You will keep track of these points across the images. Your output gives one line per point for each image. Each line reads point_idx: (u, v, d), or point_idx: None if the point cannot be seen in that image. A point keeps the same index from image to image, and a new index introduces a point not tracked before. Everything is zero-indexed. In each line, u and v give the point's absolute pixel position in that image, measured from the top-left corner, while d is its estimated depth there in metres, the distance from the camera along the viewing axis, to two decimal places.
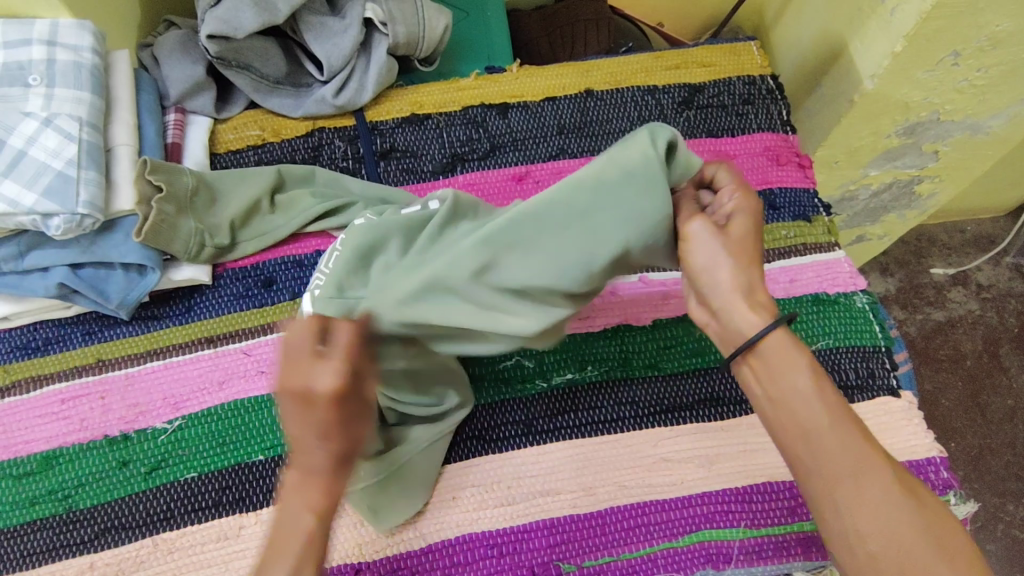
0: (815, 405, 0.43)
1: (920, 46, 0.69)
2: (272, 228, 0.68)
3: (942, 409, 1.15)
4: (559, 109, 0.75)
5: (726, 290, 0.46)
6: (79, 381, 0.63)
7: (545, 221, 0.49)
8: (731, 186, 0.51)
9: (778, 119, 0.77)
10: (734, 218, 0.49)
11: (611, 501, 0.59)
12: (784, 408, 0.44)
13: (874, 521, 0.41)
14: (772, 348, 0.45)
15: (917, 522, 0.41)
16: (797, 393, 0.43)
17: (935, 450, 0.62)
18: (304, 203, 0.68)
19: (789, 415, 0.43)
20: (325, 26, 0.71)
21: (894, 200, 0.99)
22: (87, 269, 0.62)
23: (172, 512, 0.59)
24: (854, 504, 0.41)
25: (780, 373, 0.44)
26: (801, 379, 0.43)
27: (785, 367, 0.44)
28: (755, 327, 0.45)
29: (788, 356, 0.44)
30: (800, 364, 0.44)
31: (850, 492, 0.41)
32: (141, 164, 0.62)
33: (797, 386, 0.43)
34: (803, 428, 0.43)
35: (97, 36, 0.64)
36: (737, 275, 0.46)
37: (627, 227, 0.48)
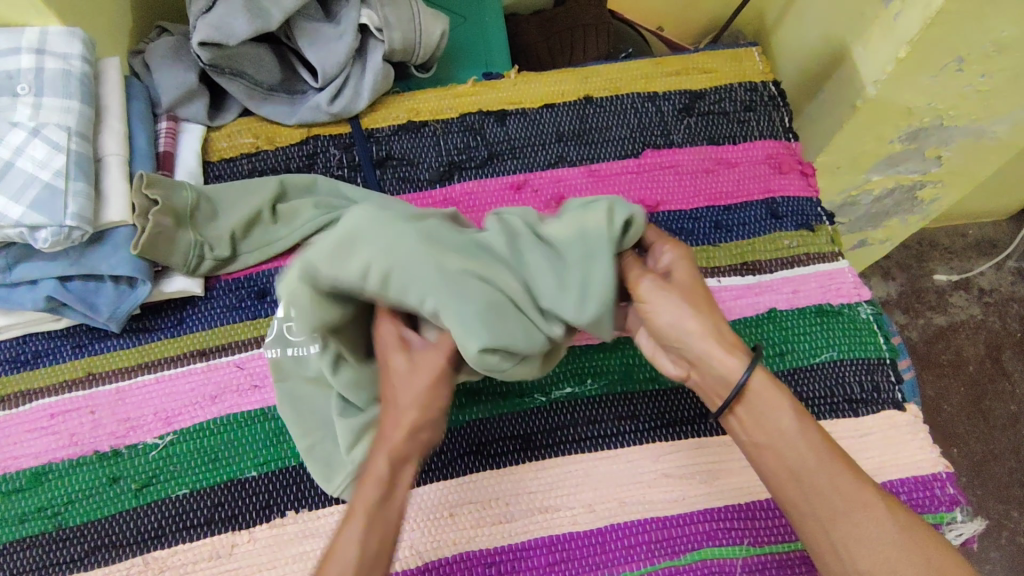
0: (802, 442, 0.46)
1: (925, 51, 0.68)
2: (274, 240, 0.66)
3: (944, 416, 1.14)
4: (558, 116, 0.74)
5: (698, 336, 0.49)
6: (69, 395, 0.62)
7: (536, 258, 0.49)
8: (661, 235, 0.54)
9: (780, 125, 0.76)
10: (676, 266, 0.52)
11: (611, 518, 0.58)
12: (772, 447, 0.47)
13: (870, 556, 0.44)
14: (753, 393, 0.48)
15: (906, 547, 0.43)
16: (783, 431, 0.47)
17: (940, 465, 0.61)
18: (306, 215, 0.66)
19: (778, 456, 0.47)
20: (320, 32, 0.70)
21: (897, 205, 0.98)
22: (77, 282, 0.61)
23: (164, 530, 0.58)
24: (844, 539, 0.44)
25: (766, 415, 0.47)
26: (787, 420, 0.47)
27: (771, 407, 0.47)
28: (735, 372, 0.48)
29: (774, 395, 0.48)
30: (783, 402, 0.47)
31: (843, 529, 0.44)
32: (138, 177, 0.62)
33: (781, 426, 0.47)
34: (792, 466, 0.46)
35: (87, 43, 0.62)
36: (703, 321, 0.49)
37: (603, 294, 0.47)
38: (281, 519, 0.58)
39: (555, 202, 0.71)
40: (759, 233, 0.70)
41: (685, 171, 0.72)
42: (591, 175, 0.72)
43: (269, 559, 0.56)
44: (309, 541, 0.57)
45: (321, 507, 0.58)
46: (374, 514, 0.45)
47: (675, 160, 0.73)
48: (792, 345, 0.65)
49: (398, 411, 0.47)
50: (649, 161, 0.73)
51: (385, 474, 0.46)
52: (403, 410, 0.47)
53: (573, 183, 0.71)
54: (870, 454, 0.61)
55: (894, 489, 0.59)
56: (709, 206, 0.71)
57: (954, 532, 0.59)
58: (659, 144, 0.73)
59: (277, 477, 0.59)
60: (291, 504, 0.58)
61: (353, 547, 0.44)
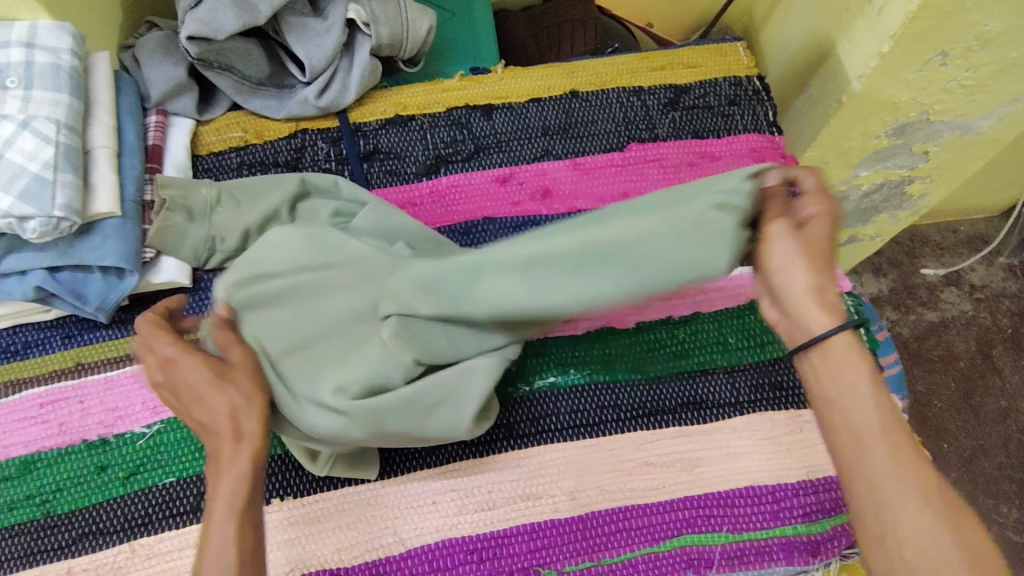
0: (869, 406, 0.44)
1: (908, 46, 0.69)
2: None
3: (934, 410, 1.15)
4: (544, 110, 0.75)
5: (796, 292, 0.49)
6: (57, 385, 0.63)
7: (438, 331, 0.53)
8: (809, 187, 0.51)
9: (764, 120, 0.76)
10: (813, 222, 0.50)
11: (592, 506, 0.59)
12: (852, 405, 0.45)
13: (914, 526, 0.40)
14: (839, 346, 0.46)
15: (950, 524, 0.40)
16: (844, 384, 0.46)
17: None
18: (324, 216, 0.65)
19: (840, 411, 0.45)
20: (307, 27, 0.71)
21: (885, 200, 0.98)
22: (65, 272, 0.62)
23: (150, 517, 0.58)
24: (889, 501, 0.41)
25: (834, 370, 0.46)
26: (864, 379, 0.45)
27: (845, 363, 0.46)
28: (823, 325, 0.47)
29: (854, 356, 0.46)
30: (859, 365, 0.46)
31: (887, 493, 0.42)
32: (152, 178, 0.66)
33: (853, 384, 0.45)
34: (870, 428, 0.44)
35: (76, 37, 0.63)
36: (811, 278, 0.49)
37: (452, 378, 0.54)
38: None
39: (540, 194, 0.71)
40: None
41: (668, 164, 0.73)
42: (576, 168, 0.73)
43: None
44: (292, 529, 0.57)
45: (308, 494, 0.58)
46: (236, 514, 0.45)
47: (659, 154, 0.74)
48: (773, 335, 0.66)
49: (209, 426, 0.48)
50: (634, 155, 0.73)
51: (235, 487, 0.46)
52: (216, 414, 0.48)
53: (558, 176, 0.72)
54: None
55: None
56: None
57: None
58: (644, 138, 0.74)
59: None
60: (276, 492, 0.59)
61: (227, 547, 0.44)
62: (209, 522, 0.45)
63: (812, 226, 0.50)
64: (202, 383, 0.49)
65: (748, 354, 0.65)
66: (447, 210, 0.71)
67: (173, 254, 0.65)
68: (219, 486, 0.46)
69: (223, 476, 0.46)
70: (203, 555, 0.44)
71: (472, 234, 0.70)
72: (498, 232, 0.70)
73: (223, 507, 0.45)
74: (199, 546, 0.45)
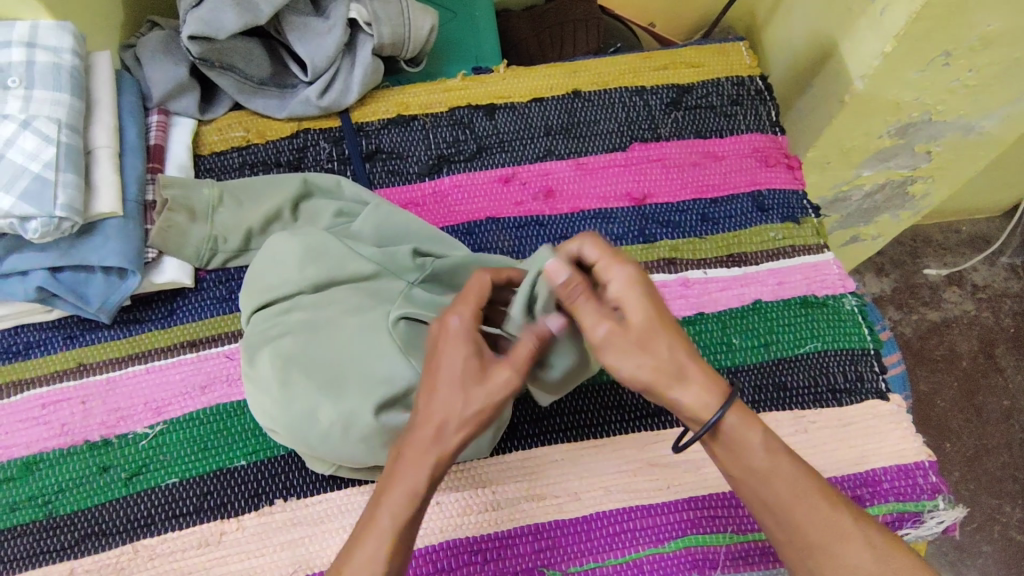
0: (779, 472, 0.46)
1: (911, 46, 0.69)
2: None
3: (937, 411, 1.15)
4: (546, 110, 0.75)
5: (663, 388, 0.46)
6: (59, 386, 0.63)
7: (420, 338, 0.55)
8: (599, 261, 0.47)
9: (767, 119, 0.76)
10: (623, 303, 0.46)
11: (597, 507, 0.58)
12: (769, 477, 0.46)
13: None
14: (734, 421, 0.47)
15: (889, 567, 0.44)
16: (755, 460, 0.46)
17: (923, 454, 0.61)
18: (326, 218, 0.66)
19: (758, 487, 0.46)
20: (309, 26, 0.71)
21: (887, 200, 0.98)
22: (67, 272, 0.61)
23: (153, 518, 0.58)
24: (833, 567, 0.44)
25: (740, 448, 0.46)
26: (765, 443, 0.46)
27: (742, 435, 0.46)
28: (710, 409, 0.46)
29: (746, 421, 0.47)
30: (754, 433, 0.46)
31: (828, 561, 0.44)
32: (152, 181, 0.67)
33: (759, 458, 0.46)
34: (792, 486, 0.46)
35: (78, 37, 0.63)
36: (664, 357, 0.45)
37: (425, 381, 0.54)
38: (269, 507, 0.58)
39: (543, 194, 0.71)
40: (745, 225, 0.71)
41: (672, 164, 0.73)
42: (579, 168, 0.72)
43: (258, 547, 0.57)
44: (296, 529, 0.57)
45: (309, 495, 0.59)
46: (401, 527, 0.43)
47: (662, 154, 0.73)
48: (777, 336, 0.65)
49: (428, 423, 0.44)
50: (637, 155, 0.73)
51: (421, 484, 0.43)
52: (455, 420, 0.44)
53: (561, 176, 0.72)
54: (853, 443, 0.61)
55: (877, 477, 0.60)
56: (695, 199, 0.72)
57: (934, 520, 0.59)
58: (646, 138, 0.74)
59: (266, 466, 0.60)
60: (280, 492, 0.59)
61: (374, 562, 0.42)
62: (365, 530, 0.43)
63: (625, 306, 0.46)
64: (457, 378, 0.45)
65: (751, 354, 0.64)
66: (450, 210, 0.70)
67: (175, 254, 0.65)
68: (396, 480, 0.44)
69: (397, 487, 0.43)
70: (348, 558, 0.43)
71: (475, 234, 0.69)
72: (501, 232, 0.70)
73: (385, 521, 0.43)
74: (353, 535, 0.44)
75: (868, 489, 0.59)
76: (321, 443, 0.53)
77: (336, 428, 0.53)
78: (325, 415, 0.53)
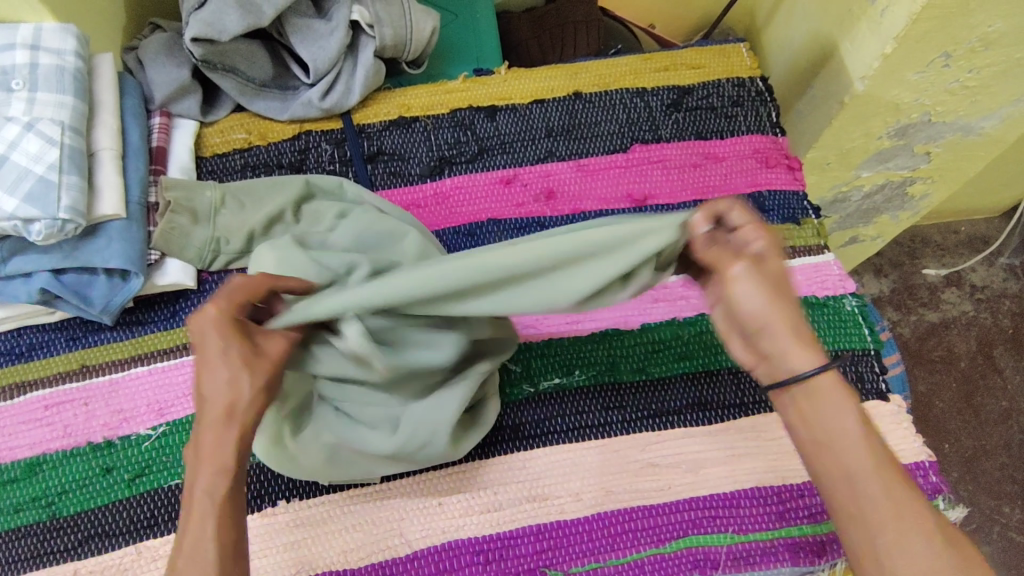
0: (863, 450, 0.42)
1: (911, 47, 0.69)
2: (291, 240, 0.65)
3: (936, 411, 1.15)
4: (548, 112, 0.75)
5: (771, 342, 0.45)
6: (62, 387, 0.63)
7: None
8: (741, 228, 0.45)
9: (768, 121, 0.76)
10: (743, 278, 0.44)
11: (598, 507, 0.59)
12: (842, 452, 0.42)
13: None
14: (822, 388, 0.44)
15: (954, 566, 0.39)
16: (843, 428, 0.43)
17: (923, 454, 0.61)
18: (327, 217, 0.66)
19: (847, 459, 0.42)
20: (311, 28, 0.71)
21: (887, 201, 0.98)
22: (70, 274, 0.61)
23: (156, 519, 0.58)
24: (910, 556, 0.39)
25: (821, 415, 0.43)
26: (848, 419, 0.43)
27: (831, 406, 0.43)
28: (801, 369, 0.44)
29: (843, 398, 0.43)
30: (849, 407, 0.43)
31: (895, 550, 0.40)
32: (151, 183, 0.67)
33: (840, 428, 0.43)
34: (857, 460, 0.42)
35: (81, 39, 0.63)
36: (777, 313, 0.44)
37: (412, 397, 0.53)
38: (272, 508, 0.58)
39: (544, 196, 0.71)
40: None
41: (672, 166, 0.73)
42: (580, 170, 0.73)
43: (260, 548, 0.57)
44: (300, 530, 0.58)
45: (313, 496, 0.59)
46: (221, 503, 0.42)
47: (663, 155, 0.74)
48: None
49: (205, 406, 0.43)
50: (638, 156, 0.73)
51: (228, 463, 0.42)
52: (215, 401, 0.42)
53: (562, 177, 0.72)
54: None
55: None
56: (696, 200, 0.72)
57: None
58: (647, 139, 0.74)
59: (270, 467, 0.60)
60: (283, 493, 0.59)
61: (208, 541, 0.41)
62: (190, 500, 0.42)
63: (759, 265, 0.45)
64: (210, 373, 0.43)
65: None
66: (451, 212, 0.71)
67: (178, 255, 0.65)
68: (212, 458, 0.42)
69: (198, 479, 0.42)
70: (180, 549, 0.41)
71: (476, 236, 0.70)
72: (503, 233, 0.70)
73: (193, 505, 0.42)
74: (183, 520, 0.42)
75: None
76: (292, 465, 0.53)
77: (312, 446, 0.52)
78: (294, 437, 0.52)
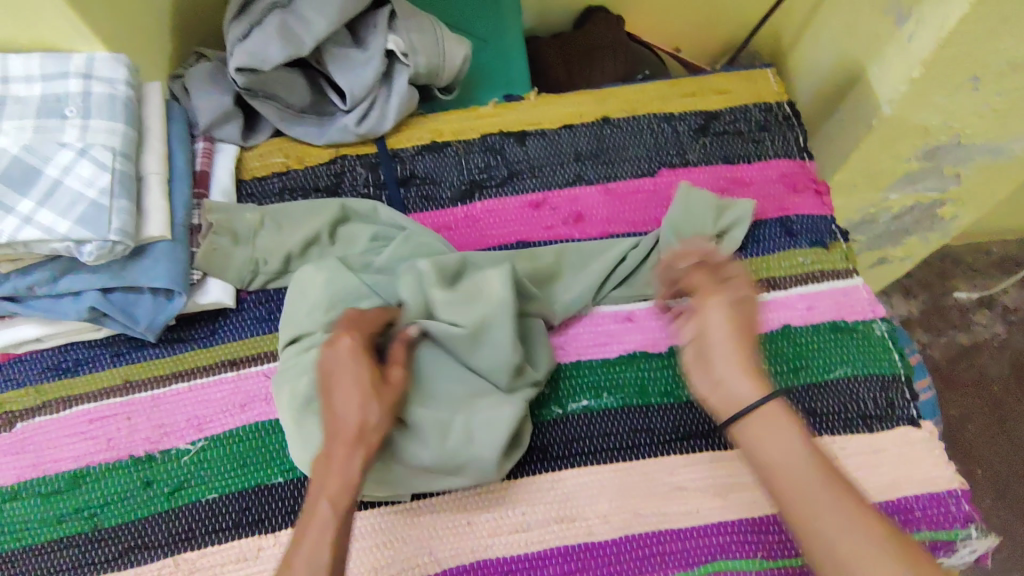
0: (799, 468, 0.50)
1: (939, 72, 0.69)
2: None
3: (967, 435, 1.13)
4: (576, 136, 0.76)
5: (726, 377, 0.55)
6: (106, 402, 0.65)
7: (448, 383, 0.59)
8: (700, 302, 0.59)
9: (795, 145, 0.77)
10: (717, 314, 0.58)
11: (626, 530, 0.59)
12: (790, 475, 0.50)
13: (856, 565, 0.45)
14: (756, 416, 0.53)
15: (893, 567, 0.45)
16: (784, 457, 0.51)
17: (955, 482, 0.61)
18: (362, 242, 0.69)
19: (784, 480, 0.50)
20: (349, 57, 0.73)
21: (916, 223, 0.98)
22: (118, 293, 0.64)
23: (194, 532, 0.60)
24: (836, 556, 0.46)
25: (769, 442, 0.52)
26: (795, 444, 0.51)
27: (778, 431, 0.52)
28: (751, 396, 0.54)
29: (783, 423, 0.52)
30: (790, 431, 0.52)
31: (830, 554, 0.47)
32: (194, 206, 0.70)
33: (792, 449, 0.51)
34: (784, 478, 0.50)
35: (131, 68, 0.66)
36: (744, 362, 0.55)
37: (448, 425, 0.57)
38: None
39: (573, 219, 0.73)
40: (774, 250, 0.71)
41: None
42: (608, 194, 0.74)
43: None
44: None
45: None
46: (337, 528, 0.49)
47: (690, 180, 0.75)
48: (807, 361, 0.66)
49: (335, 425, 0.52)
50: (665, 181, 0.75)
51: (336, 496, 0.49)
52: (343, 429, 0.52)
53: (590, 201, 0.73)
54: (883, 470, 0.61)
55: (909, 505, 0.60)
56: None
57: (967, 549, 0.59)
58: (675, 164, 0.75)
59: (304, 483, 0.61)
60: None
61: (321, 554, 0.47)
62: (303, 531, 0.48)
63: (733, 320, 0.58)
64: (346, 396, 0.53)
65: (782, 379, 0.65)
66: (481, 234, 0.72)
67: (219, 275, 0.67)
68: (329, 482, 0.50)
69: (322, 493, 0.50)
70: (291, 558, 0.47)
71: None
72: None
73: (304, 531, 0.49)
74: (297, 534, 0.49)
75: (900, 517, 0.59)
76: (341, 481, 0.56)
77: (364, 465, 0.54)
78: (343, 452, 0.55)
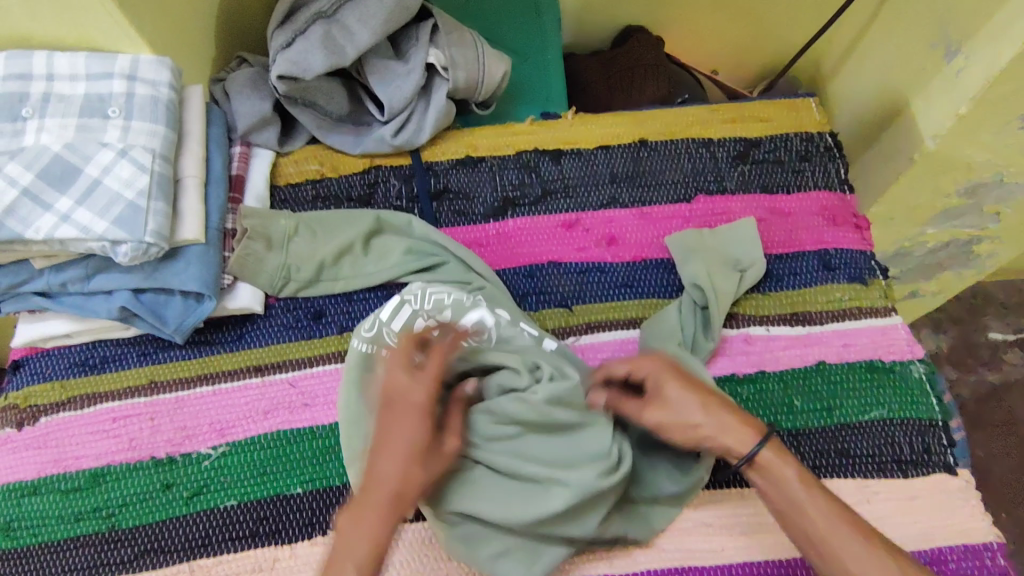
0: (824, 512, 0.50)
1: (988, 109, 0.67)
2: (363, 273, 0.69)
3: (995, 477, 1.10)
4: (612, 158, 0.76)
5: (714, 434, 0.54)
6: (130, 402, 0.65)
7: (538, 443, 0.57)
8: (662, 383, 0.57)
9: (836, 177, 0.76)
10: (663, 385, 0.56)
11: (647, 563, 0.58)
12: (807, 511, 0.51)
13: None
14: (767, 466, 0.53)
15: None
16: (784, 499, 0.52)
17: (991, 535, 0.59)
18: (397, 256, 0.69)
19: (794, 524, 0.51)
20: (389, 69, 0.73)
21: (953, 258, 0.95)
22: (149, 294, 0.64)
23: (210, 539, 0.60)
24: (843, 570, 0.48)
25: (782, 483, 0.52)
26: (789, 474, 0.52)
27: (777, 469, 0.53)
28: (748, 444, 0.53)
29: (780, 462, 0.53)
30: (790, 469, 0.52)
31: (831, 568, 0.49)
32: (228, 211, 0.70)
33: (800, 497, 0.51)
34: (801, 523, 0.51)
35: (174, 71, 0.66)
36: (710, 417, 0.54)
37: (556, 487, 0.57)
38: (322, 537, 0.59)
39: (606, 241, 0.72)
40: (810, 284, 0.70)
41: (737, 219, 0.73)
42: (642, 218, 0.73)
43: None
44: None
45: None
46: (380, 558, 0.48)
47: (727, 208, 0.74)
48: (840, 401, 0.64)
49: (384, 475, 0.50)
50: (702, 207, 0.74)
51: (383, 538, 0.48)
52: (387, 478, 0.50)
53: (624, 224, 0.73)
54: (917, 518, 0.59)
55: (942, 557, 0.58)
56: None
57: None
58: (712, 191, 0.74)
59: (323, 496, 0.61)
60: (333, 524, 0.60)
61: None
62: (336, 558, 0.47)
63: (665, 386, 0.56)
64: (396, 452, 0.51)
65: (814, 418, 0.63)
66: (512, 252, 0.71)
67: (249, 281, 0.67)
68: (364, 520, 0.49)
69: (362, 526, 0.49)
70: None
71: (536, 277, 0.70)
72: (562, 276, 0.70)
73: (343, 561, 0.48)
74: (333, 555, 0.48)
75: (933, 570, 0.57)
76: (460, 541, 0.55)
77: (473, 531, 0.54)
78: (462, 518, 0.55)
